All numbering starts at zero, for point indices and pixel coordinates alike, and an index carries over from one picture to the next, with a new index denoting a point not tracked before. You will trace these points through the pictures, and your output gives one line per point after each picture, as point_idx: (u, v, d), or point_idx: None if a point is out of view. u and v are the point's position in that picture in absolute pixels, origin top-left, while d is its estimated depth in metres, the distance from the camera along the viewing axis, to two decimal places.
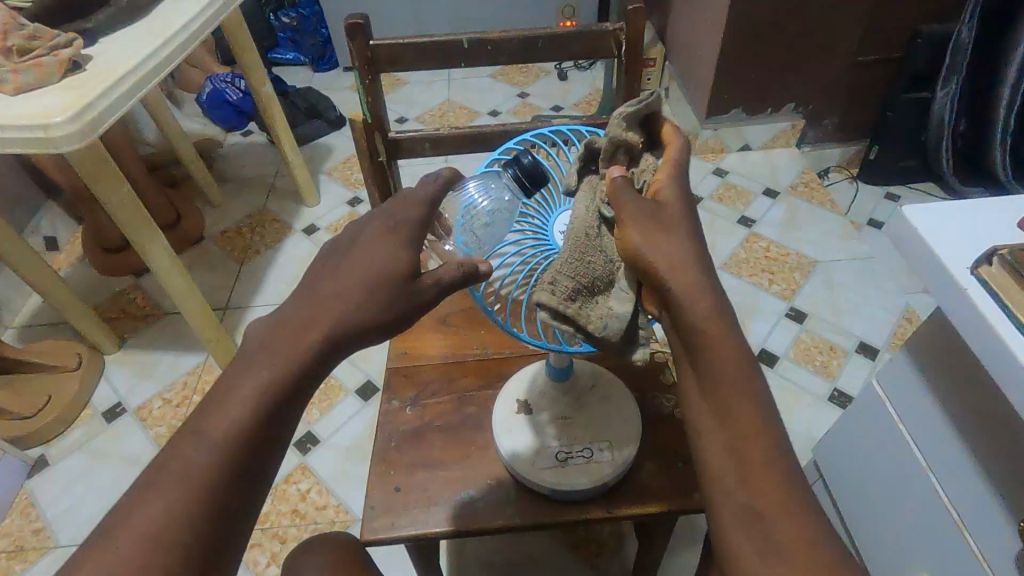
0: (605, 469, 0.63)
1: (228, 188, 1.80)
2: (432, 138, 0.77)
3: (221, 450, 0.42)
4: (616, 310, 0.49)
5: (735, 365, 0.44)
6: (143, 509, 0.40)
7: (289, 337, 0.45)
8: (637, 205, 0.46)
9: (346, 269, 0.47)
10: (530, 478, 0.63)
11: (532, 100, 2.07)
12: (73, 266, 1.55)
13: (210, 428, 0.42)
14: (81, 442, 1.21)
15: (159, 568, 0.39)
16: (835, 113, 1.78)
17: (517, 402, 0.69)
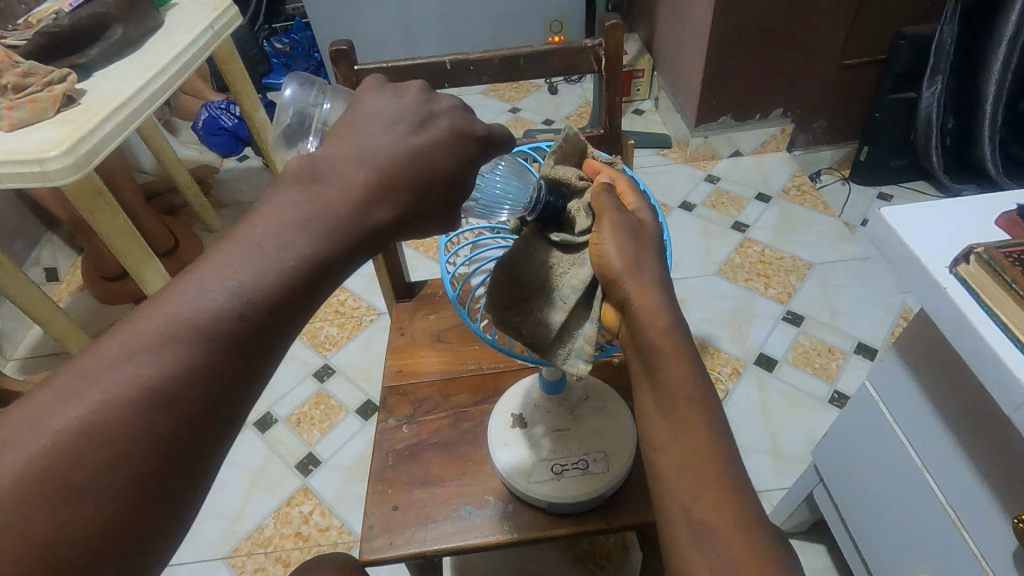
0: (600, 482, 0.63)
1: (226, 213, 1.82)
2: None
3: (243, 299, 0.36)
4: (548, 320, 0.50)
5: (683, 375, 0.45)
6: (147, 353, 0.34)
7: (311, 217, 0.39)
8: (621, 217, 0.48)
9: (381, 153, 0.42)
10: (526, 491, 0.63)
11: (523, 115, 2.09)
12: (74, 295, 1.56)
13: (233, 271, 0.36)
14: None
15: (162, 426, 0.33)
16: (823, 116, 1.80)
17: (512, 416, 0.69)
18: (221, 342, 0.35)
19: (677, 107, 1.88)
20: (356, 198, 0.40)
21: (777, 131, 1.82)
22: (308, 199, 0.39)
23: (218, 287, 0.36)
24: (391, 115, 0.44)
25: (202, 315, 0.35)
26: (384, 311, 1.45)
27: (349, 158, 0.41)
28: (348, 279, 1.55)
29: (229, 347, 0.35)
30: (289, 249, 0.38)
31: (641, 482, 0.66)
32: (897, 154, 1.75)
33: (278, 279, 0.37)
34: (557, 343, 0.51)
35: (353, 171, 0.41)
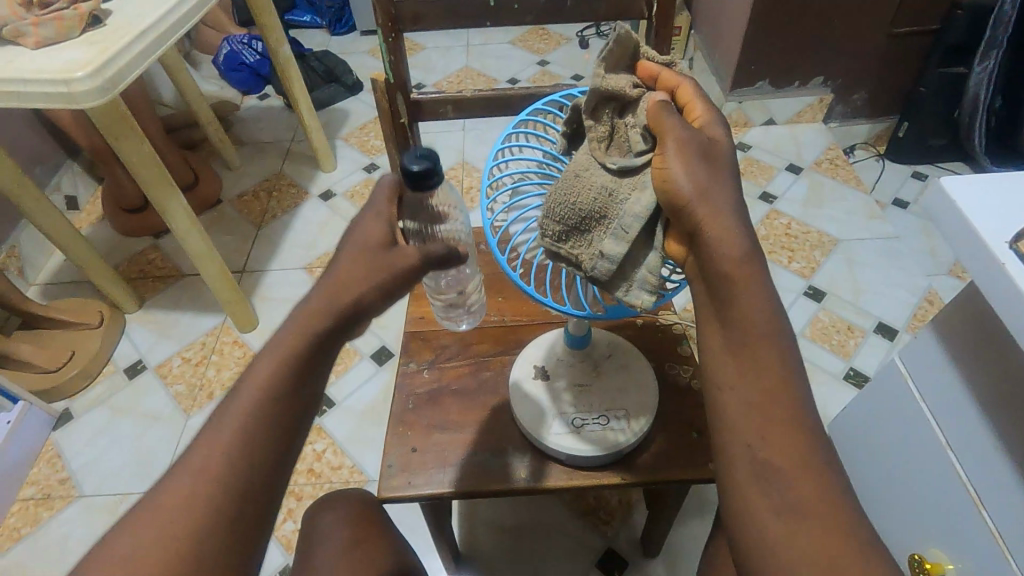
0: (619, 438, 0.63)
1: (245, 151, 1.80)
2: (455, 100, 0.75)
3: (258, 403, 0.43)
4: (609, 250, 0.49)
5: (749, 309, 0.44)
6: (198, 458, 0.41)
7: (304, 328, 0.45)
8: (688, 137, 0.47)
9: (351, 279, 0.46)
10: (546, 443, 0.64)
11: (552, 69, 2.02)
12: (94, 225, 1.57)
13: (248, 384, 0.43)
14: (104, 396, 1.24)
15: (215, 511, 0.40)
16: (865, 88, 1.73)
17: (534, 368, 0.69)
18: (248, 438, 0.42)
19: (713, 70, 1.81)
20: (340, 312, 0.45)
21: (815, 101, 1.75)
22: (300, 319, 0.45)
23: (239, 396, 0.43)
24: (349, 243, 0.48)
25: (231, 420, 0.42)
26: None
27: (324, 285, 0.46)
28: None
29: (256, 439, 0.42)
30: (292, 357, 0.44)
31: (660, 442, 0.66)
32: (938, 132, 1.68)
33: (284, 380, 0.44)
34: (621, 276, 0.50)
35: (328, 292, 0.46)
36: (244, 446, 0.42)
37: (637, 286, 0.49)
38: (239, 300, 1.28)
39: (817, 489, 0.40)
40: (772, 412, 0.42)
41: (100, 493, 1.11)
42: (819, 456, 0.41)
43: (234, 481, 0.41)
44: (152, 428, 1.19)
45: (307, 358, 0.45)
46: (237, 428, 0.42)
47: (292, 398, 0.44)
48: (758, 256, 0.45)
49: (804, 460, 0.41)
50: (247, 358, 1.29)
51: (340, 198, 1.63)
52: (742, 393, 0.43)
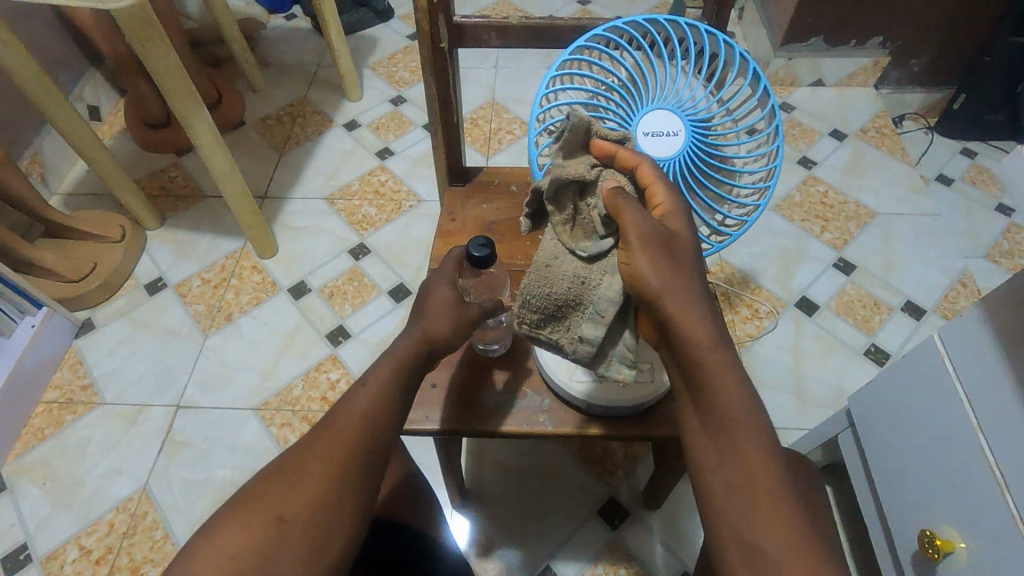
0: (639, 389, 0.62)
1: (270, 72, 1.74)
2: (500, 26, 0.71)
3: (371, 404, 0.49)
4: (586, 335, 0.52)
5: (721, 407, 0.44)
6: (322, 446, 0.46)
7: (413, 343, 0.54)
8: (650, 231, 0.47)
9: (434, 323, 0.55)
10: (564, 388, 0.64)
11: (593, 7, 1.91)
12: (116, 137, 1.55)
13: (362, 391, 0.50)
14: (125, 310, 1.26)
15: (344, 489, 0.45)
16: (925, 53, 1.62)
17: None
18: (371, 424, 0.48)
19: (765, 21, 1.70)
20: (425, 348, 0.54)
21: (870, 63, 1.65)
22: (396, 352, 0.53)
23: (354, 401, 0.49)
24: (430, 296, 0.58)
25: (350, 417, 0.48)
26: (426, 199, 1.43)
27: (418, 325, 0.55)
28: (391, 160, 1.52)
29: (371, 436, 0.48)
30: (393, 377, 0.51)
31: (681, 398, 0.65)
32: (997, 107, 1.58)
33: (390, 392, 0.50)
34: (598, 356, 0.54)
35: (419, 333, 0.55)
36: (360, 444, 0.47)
37: (611, 363, 0.54)
38: (260, 225, 1.27)
39: (810, 571, 0.40)
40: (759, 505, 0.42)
41: (120, 402, 1.14)
42: (809, 541, 0.41)
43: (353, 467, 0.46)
44: (170, 344, 1.21)
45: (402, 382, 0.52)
46: (356, 426, 0.48)
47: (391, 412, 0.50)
48: (726, 341, 0.46)
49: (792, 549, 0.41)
50: (265, 284, 1.29)
51: (365, 129, 1.58)
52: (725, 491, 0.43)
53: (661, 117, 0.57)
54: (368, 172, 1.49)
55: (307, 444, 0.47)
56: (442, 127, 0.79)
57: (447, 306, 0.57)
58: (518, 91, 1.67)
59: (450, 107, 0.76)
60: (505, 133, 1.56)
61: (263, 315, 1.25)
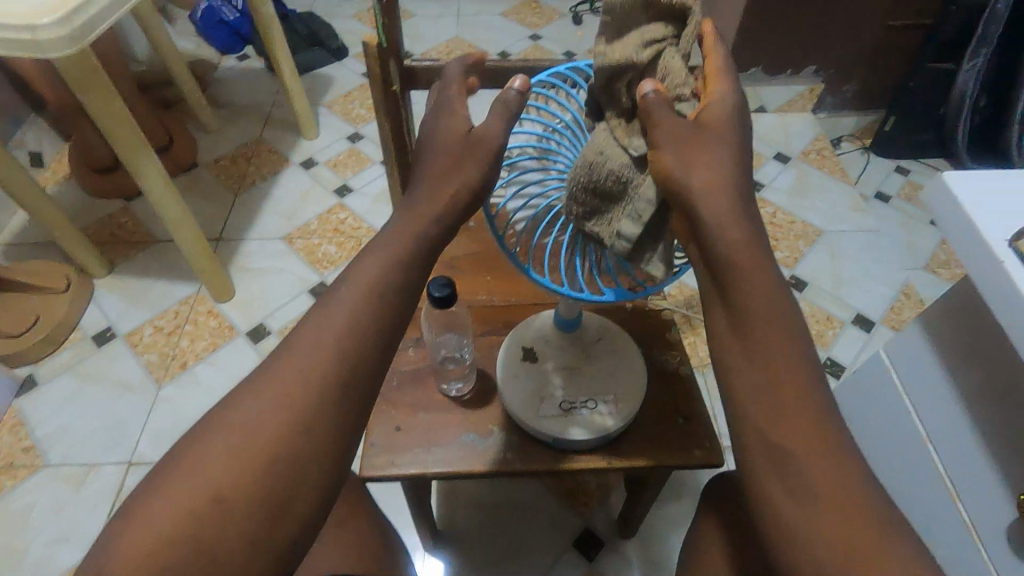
0: (604, 421, 0.63)
1: (224, 113, 1.73)
2: (451, 69, 0.72)
3: (333, 338, 0.43)
4: (625, 231, 0.48)
5: (765, 327, 0.43)
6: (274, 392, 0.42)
7: (391, 250, 0.46)
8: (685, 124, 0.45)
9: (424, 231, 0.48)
10: (531, 425, 0.63)
11: (544, 43, 1.98)
12: (61, 184, 1.50)
13: (326, 324, 0.44)
14: (72, 363, 1.20)
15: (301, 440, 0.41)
16: (855, 80, 1.73)
17: (523, 350, 0.68)
18: (330, 362, 0.43)
19: None
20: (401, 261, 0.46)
21: (807, 90, 1.75)
22: (351, 294, 0.45)
23: (290, 359, 0.43)
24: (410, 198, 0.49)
25: (281, 378, 0.43)
26: (387, 235, 1.42)
27: (381, 252, 0.46)
28: (350, 197, 1.51)
29: (331, 376, 0.43)
30: (346, 328, 0.44)
31: (644, 426, 0.66)
32: (923, 127, 1.69)
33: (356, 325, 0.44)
34: (640, 249, 0.49)
35: (382, 267, 0.46)
36: (297, 413, 0.42)
37: (652, 260, 0.50)
38: (215, 268, 1.24)
39: (830, 467, 0.41)
40: (800, 427, 0.42)
41: (66, 462, 1.08)
42: (835, 435, 0.42)
43: (287, 438, 0.41)
44: (121, 396, 1.15)
45: (358, 333, 0.44)
46: (310, 379, 0.42)
47: (339, 370, 0.43)
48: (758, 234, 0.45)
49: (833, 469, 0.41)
50: (223, 328, 1.26)
51: (322, 167, 1.58)
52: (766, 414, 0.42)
53: None
54: (327, 210, 1.48)
55: (236, 409, 0.42)
56: (398, 167, 0.79)
57: (434, 204, 0.48)
58: (474, 125, 1.70)
59: (404, 147, 0.77)
60: None
61: (221, 360, 1.21)
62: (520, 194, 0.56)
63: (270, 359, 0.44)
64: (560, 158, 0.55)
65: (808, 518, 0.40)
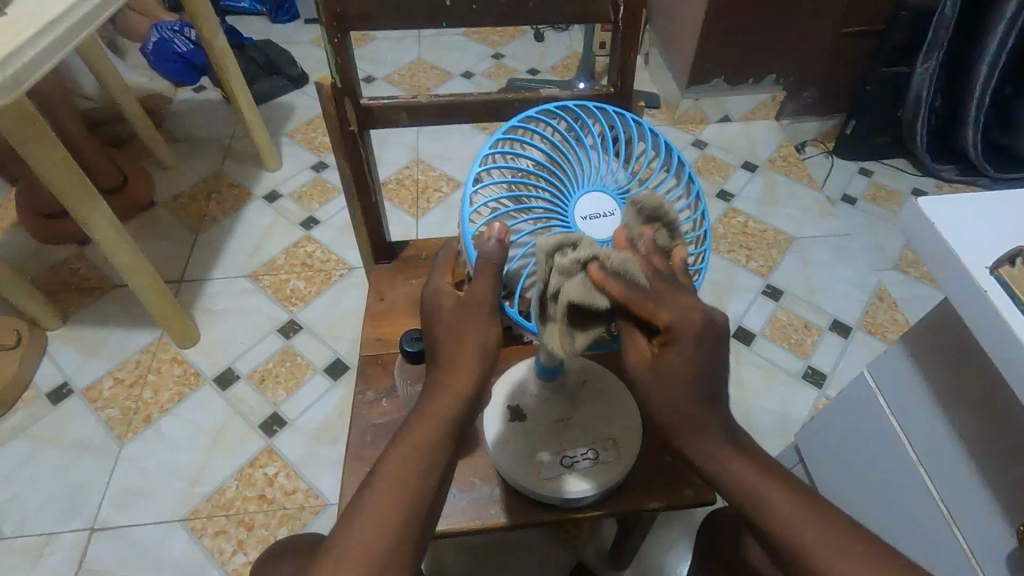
0: (610, 472, 0.62)
1: (180, 148, 1.67)
2: (410, 105, 0.69)
3: (419, 450, 0.44)
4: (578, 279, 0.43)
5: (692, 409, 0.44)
6: (368, 504, 0.42)
7: (468, 372, 0.47)
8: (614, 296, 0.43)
9: (465, 347, 0.48)
10: (538, 490, 0.60)
11: (506, 62, 1.98)
12: (7, 232, 1.42)
13: (410, 436, 0.45)
14: (25, 425, 1.13)
15: (391, 543, 0.41)
16: (814, 86, 1.76)
17: (506, 407, 0.65)
18: (419, 469, 0.43)
19: (669, 66, 1.80)
20: (476, 383, 0.47)
21: (768, 98, 1.77)
22: (422, 418, 0.46)
23: (380, 487, 0.42)
24: (441, 332, 0.49)
25: (382, 501, 0.42)
26: (357, 266, 1.38)
27: (447, 383, 0.47)
28: (317, 229, 1.47)
29: (419, 485, 0.43)
30: (427, 441, 0.44)
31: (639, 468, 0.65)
32: (882, 130, 1.73)
33: (435, 438, 0.45)
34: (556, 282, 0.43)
35: (450, 395, 0.47)
36: (400, 523, 0.41)
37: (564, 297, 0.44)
38: (176, 314, 1.18)
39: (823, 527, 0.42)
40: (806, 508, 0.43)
41: (22, 533, 1.01)
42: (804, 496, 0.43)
43: (398, 553, 0.41)
44: (80, 457, 1.09)
45: (438, 440, 0.45)
46: (399, 486, 0.42)
47: (429, 477, 0.44)
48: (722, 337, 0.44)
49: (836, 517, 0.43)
50: (188, 376, 1.20)
51: (286, 200, 1.53)
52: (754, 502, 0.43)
53: (597, 198, 0.52)
54: (294, 244, 1.44)
55: (333, 553, 0.40)
56: (362, 207, 0.76)
57: (469, 334, 0.48)
58: (441, 147, 1.67)
59: (367, 187, 0.74)
60: (432, 191, 1.55)
61: (188, 411, 1.15)
62: (518, 238, 0.51)
63: (360, 491, 0.43)
64: (545, 200, 0.52)
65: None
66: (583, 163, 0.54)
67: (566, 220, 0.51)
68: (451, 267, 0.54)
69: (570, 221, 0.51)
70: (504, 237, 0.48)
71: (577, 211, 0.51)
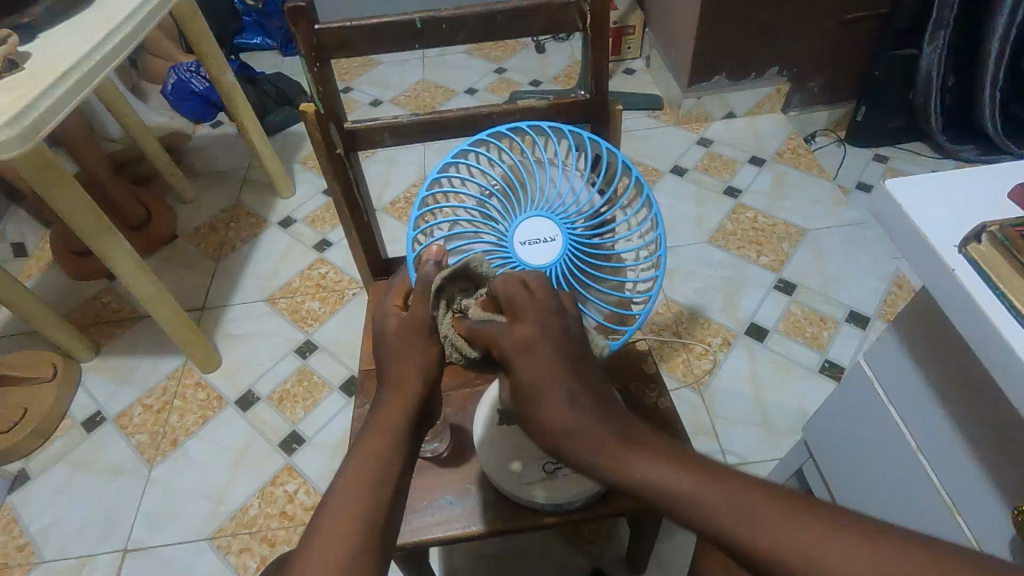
0: (591, 479, 0.62)
1: (200, 182, 1.75)
2: (392, 125, 0.72)
3: (371, 460, 0.45)
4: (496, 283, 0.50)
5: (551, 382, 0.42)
6: (324, 518, 0.42)
7: (413, 382, 0.50)
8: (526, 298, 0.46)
9: (411, 364, 0.50)
10: (518, 495, 0.62)
11: (509, 75, 2.01)
12: (43, 271, 1.51)
13: (361, 451, 0.46)
14: (62, 453, 1.19)
15: (353, 548, 0.40)
16: (820, 76, 1.73)
17: (497, 413, 0.67)
18: (375, 478, 0.44)
19: (669, 66, 1.80)
20: (420, 392, 0.50)
21: (772, 91, 1.75)
22: (373, 430, 0.47)
23: (337, 503, 0.43)
24: (389, 352, 0.51)
25: (339, 515, 0.42)
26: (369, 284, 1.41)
27: (393, 399, 0.49)
28: (330, 251, 1.51)
29: (378, 490, 0.44)
30: (380, 450, 0.46)
31: None
32: (894, 114, 1.69)
33: (387, 447, 0.46)
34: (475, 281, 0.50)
35: (398, 408, 0.48)
36: (360, 532, 0.41)
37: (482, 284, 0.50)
38: (198, 340, 1.23)
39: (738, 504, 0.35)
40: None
41: (61, 556, 1.06)
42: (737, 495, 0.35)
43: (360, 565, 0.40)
44: (113, 481, 1.14)
45: (390, 448, 0.46)
46: (356, 495, 0.43)
47: (386, 485, 0.44)
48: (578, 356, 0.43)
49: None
50: (211, 400, 1.24)
51: (300, 225, 1.58)
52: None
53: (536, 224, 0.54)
54: (308, 267, 1.48)
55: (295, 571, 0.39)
56: (354, 226, 0.79)
57: (413, 352, 0.51)
58: None
59: (358, 206, 0.77)
60: None
61: (212, 433, 1.19)
62: (460, 262, 0.54)
63: (319, 510, 0.43)
64: (493, 227, 0.55)
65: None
66: (533, 189, 0.55)
67: (506, 249, 0.54)
68: (402, 290, 0.57)
69: (510, 249, 0.54)
70: (441, 257, 0.53)
71: (519, 236, 0.54)
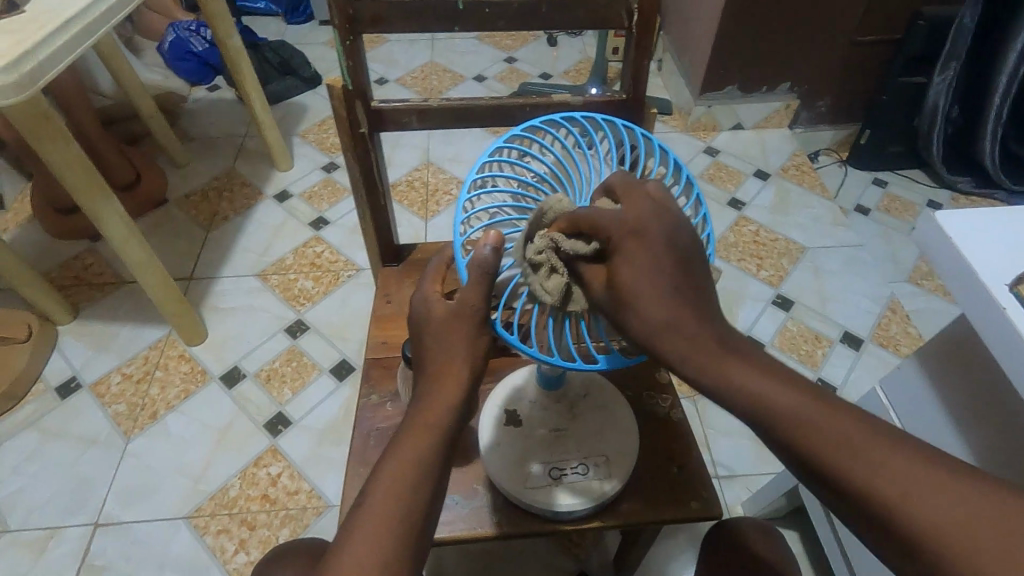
0: (598, 488, 0.61)
1: (193, 146, 1.68)
2: (421, 109, 0.69)
3: (411, 461, 0.44)
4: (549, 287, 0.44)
5: (668, 300, 0.39)
6: (362, 519, 0.42)
7: (458, 381, 0.47)
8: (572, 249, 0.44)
9: (452, 360, 0.48)
10: (526, 499, 0.61)
11: (519, 66, 1.98)
12: (22, 226, 1.44)
13: (400, 451, 0.45)
14: (33, 419, 1.13)
15: (387, 555, 0.41)
16: (829, 95, 1.74)
17: (506, 413, 0.65)
18: (413, 480, 0.44)
19: (682, 72, 1.80)
20: (465, 391, 0.48)
21: (782, 106, 1.76)
22: (414, 430, 0.46)
23: (375, 504, 0.43)
24: (434, 340, 0.49)
25: (376, 521, 0.42)
26: (365, 267, 1.38)
27: (437, 392, 0.47)
28: (327, 230, 1.47)
29: (415, 496, 0.43)
30: (419, 453, 0.45)
31: (638, 481, 0.65)
32: (898, 140, 1.71)
33: (426, 450, 0.45)
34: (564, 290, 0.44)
35: (439, 405, 0.47)
36: (396, 539, 0.42)
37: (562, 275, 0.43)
38: (184, 311, 1.19)
39: (846, 432, 0.35)
40: (847, 422, 0.36)
41: (27, 527, 1.02)
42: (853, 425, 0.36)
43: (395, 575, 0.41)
44: (86, 451, 1.09)
45: (431, 452, 0.45)
46: (393, 500, 0.43)
47: (424, 490, 0.44)
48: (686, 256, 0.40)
49: (884, 433, 0.35)
50: (195, 373, 1.20)
51: (297, 200, 1.54)
52: (783, 413, 0.36)
53: None
54: (303, 244, 1.44)
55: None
56: (370, 209, 0.76)
57: (455, 345, 0.48)
58: (452, 150, 1.67)
59: (377, 189, 0.74)
60: (442, 194, 1.55)
61: (194, 409, 1.15)
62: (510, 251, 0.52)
63: (357, 507, 0.43)
64: None
65: (912, 494, 0.33)
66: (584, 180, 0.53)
67: None
68: (440, 276, 0.52)
69: None
70: (498, 245, 0.46)
71: None
